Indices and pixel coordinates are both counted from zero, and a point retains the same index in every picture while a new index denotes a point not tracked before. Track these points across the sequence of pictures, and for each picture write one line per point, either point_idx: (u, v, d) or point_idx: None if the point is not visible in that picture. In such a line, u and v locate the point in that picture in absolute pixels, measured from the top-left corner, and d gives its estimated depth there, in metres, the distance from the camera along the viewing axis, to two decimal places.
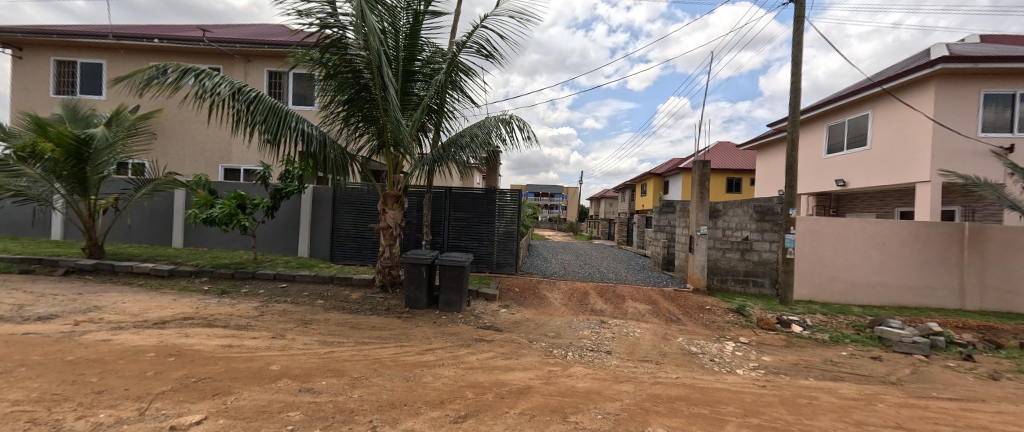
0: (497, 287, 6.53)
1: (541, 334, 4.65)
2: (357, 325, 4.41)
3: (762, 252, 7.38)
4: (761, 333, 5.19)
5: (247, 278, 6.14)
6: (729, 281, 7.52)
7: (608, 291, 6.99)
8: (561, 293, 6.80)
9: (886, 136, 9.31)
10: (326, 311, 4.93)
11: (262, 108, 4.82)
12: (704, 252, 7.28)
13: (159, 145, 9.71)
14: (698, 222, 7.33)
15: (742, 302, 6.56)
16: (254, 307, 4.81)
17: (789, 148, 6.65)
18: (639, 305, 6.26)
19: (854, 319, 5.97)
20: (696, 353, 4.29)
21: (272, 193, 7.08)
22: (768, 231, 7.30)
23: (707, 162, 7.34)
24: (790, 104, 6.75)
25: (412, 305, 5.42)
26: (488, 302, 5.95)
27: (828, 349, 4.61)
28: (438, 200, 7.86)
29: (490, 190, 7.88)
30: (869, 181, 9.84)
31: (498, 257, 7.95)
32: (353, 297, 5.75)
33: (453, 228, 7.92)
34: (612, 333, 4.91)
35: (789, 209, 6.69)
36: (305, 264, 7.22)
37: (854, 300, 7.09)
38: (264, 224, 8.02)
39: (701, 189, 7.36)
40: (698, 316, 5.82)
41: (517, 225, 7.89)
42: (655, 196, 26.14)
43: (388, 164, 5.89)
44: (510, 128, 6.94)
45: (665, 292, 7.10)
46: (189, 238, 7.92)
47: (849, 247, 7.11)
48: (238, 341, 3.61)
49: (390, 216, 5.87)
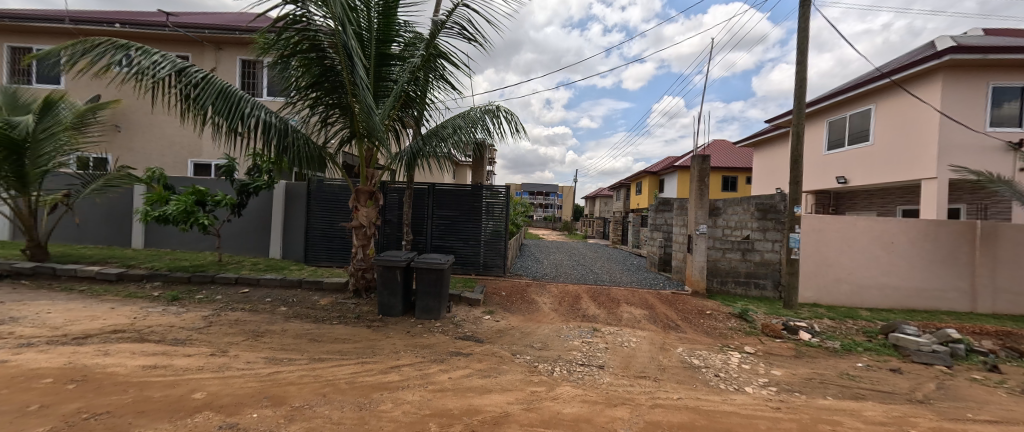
0: (482, 291, 6.04)
1: (527, 346, 4.17)
2: (317, 337, 3.90)
3: (765, 252, 6.98)
4: (767, 341, 4.77)
5: (206, 283, 5.59)
6: (729, 284, 7.10)
7: (601, 294, 6.53)
8: (551, 297, 6.32)
9: (890, 131, 8.95)
10: (287, 321, 4.39)
11: (211, 92, 4.22)
12: (703, 252, 6.85)
13: (122, 138, 9.06)
14: (698, 221, 6.89)
15: (745, 306, 6.14)
16: (204, 317, 4.26)
17: (795, 141, 6.24)
18: (635, 310, 5.80)
19: (864, 325, 5.57)
20: (699, 367, 3.82)
21: (238, 189, 6.52)
22: (771, 230, 6.90)
23: (706, 157, 6.92)
24: (795, 94, 6.34)
25: (385, 312, 4.91)
26: (471, 308, 5.46)
27: (842, 361, 4.19)
28: (421, 197, 7.33)
29: (476, 187, 7.39)
30: (872, 178, 9.52)
31: (485, 258, 7.46)
32: (321, 303, 5.21)
33: (437, 227, 7.40)
34: (605, 343, 4.44)
35: (795, 206, 6.27)
36: (275, 266, 6.66)
37: (860, 303, 6.72)
38: (232, 223, 7.44)
39: (700, 185, 6.91)
40: (698, 322, 5.38)
41: (506, 223, 7.40)
42: (650, 195, 25.81)
43: (361, 157, 5.39)
44: (496, 120, 6.47)
45: (662, 295, 6.66)
46: (151, 237, 7.34)
47: (855, 247, 6.73)
48: (168, 359, 3.07)
49: (364, 213, 5.36)
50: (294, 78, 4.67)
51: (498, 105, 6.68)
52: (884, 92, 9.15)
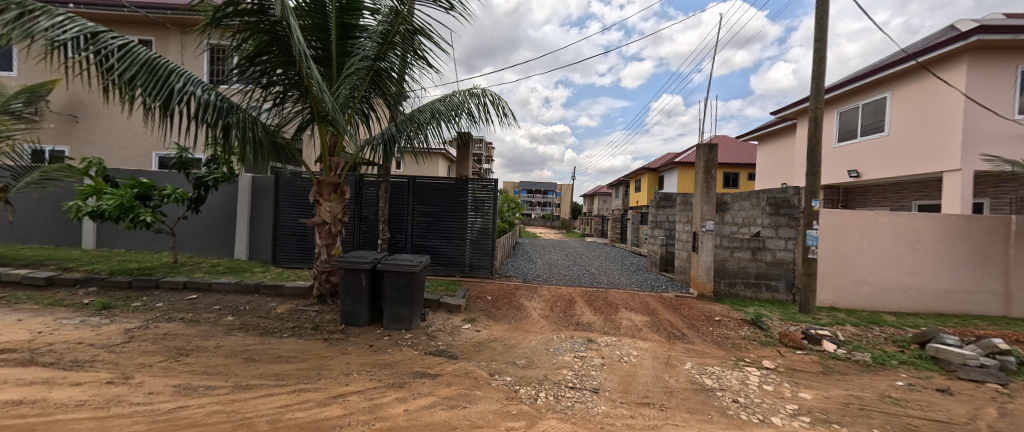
0: (464, 296, 5.40)
1: (509, 363, 3.53)
2: (255, 356, 3.23)
3: (776, 251, 6.38)
4: (787, 353, 4.15)
5: (149, 288, 4.93)
6: (738, 285, 6.49)
7: (597, 298, 5.90)
8: (542, 302, 5.70)
9: (911, 120, 8.30)
10: (226, 334, 3.72)
11: (132, 62, 3.46)
12: (710, 251, 6.23)
13: (80, 129, 8.36)
14: (704, 216, 6.25)
15: (757, 312, 5.50)
16: (126, 330, 3.59)
17: (811, 128, 5.64)
18: (636, 317, 5.17)
19: (893, 333, 4.95)
20: (712, 389, 3.19)
21: (194, 183, 5.85)
22: (784, 227, 6.31)
23: (713, 146, 6.30)
24: (811, 76, 5.73)
25: (349, 321, 4.26)
26: (450, 315, 4.84)
27: (878, 379, 3.58)
28: (400, 192, 6.69)
29: (461, 180, 6.76)
30: (887, 172, 8.94)
31: (472, 259, 6.82)
32: (277, 311, 4.55)
33: (418, 225, 6.76)
34: (601, 358, 3.81)
35: (812, 200, 5.64)
36: (236, 268, 6.00)
37: (882, 307, 6.12)
38: (191, 220, 6.77)
39: (707, 177, 6.27)
40: (707, 330, 4.76)
41: (494, 221, 6.77)
42: (649, 191, 25.22)
43: (322, 144, 4.71)
44: (480, 104, 5.85)
45: (665, 299, 6.04)
46: (104, 237, 6.70)
47: (876, 246, 6.13)
48: (46, 391, 2.42)
49: (328, 209, 4.70)
50: (234, 49, 3.87)
51: (484, 88, 6.04)
52: (906, 78, 8.47)
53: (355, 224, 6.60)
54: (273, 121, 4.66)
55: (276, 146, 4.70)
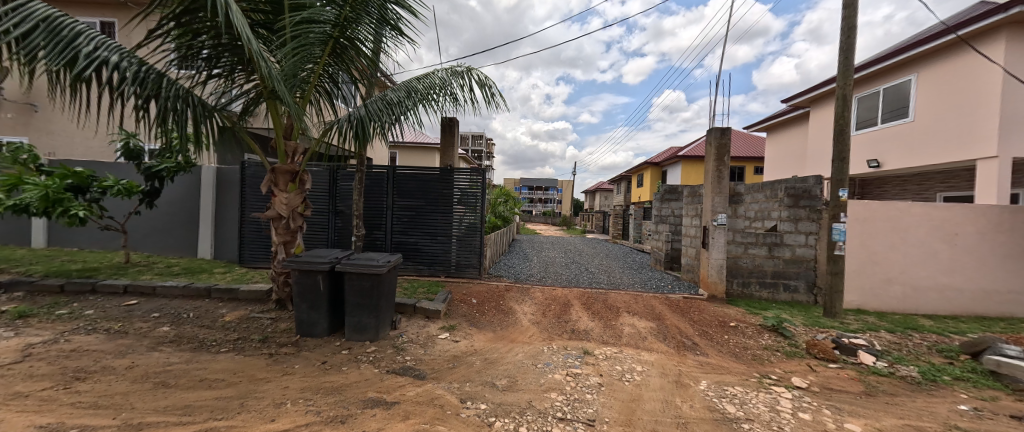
0: (445, 300, 4.79)
1: (487, 384, 2.91)
2: (170, 380, 2.61)
3: (796, 248, 5.74)
4: (819, 368, 3.52)
5: (83, 293, 4.34)
6: (753, 285, 5.86)
7: (596, 301, 5.27)
8: (533, 305, 5.09)
9: (945, 103, 7.57)
10: (149, 350, 3.10)
11: (23, 18, 2.82)
12: (722, 248, 5.57)
13: (40, 120, 7.74)
14: (715, 209, 5.57)
15: (778, 316, 4.86)
16: (25, 347, 2.97)
17: (838, 109, 4.98)
18: (639, 323, 4.54)
19: (936, 341, 4.31)
20: (737, 418, 2.55)
21: (144, 172, 5.24)
22: (804, 220, 5.68)
23: (726, 130, 5.61)
24: (838, 50, 5.05)
25: (305, 332, 3.64)
26: (427, 322, 4.23)
27: (937, 403, 2.94)
28: (378, 184, 6.08)
29: (446, 170, 6.13)
30: (913, 160, 8.27)
31: (458, 258, 6.20)
32: (224, 319, 3.95)
33: (398, 220, 6.14)
34: (599, 376, 3.17)
35: (840, 189, 4.96)
36: (193, 269, 5.40)
37: (915, 309, 5.49)
38: (149, 216, 6.17)
39: (718, 165, 5.59)
40: (721, 339, 4.13)
41: (483, 215, 6.15)
42: (652, 186, 24.47)
43: (275, 125, 4.06)
44: (463, 84, 5.24)
45: (671, 301, 5.40)
46: (55, 235, 6.11)
47: (909, 241, 5.48)
48: None
49: (284, 201, 4.05)
50: (147, 6, 2.99)
51: (469, 66, 5.40)
52: (939, 57, 7.71)
53: (330, 219, 5.99)
54: (219, 98, 4.00)
55: (222, 127, 4.04)
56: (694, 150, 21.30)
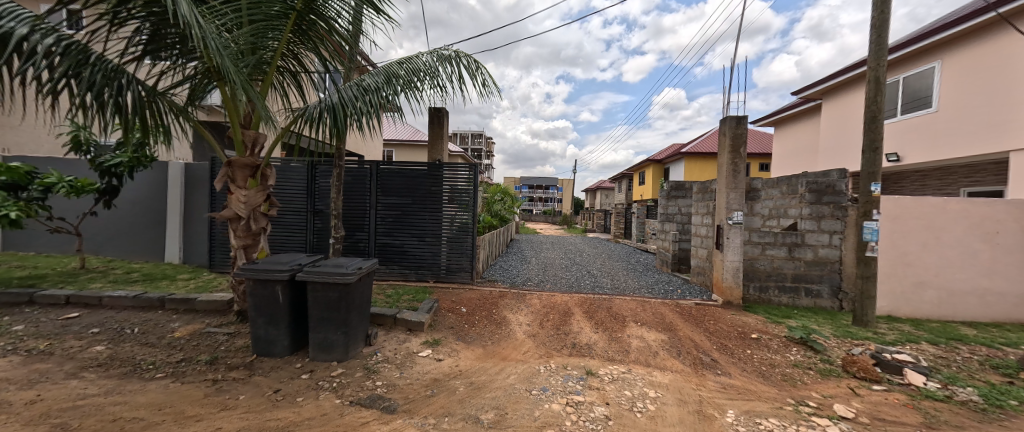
0: (431, 309, 4.30)
1: (469, 420, 2.39)
2: (72, 422, 2.09)
3: (818, 248, 5.22)
4: (862, 392, 3.00)
5: (19, 305, 3.85)
6: (771, 290, 5.34)
7: (599, 308, 4.78)
8: (530, 314, 4.57)
9: (976, 92, 7.05)
10: (65, 378, 2.59)
11: None
12: (738, 250, 5.05)
13: None
14: (731, 206, 5.05)
15: (804, 326, 4.34)
16: None
17: (869, 93, 4.47)
18: (648, 335, 4.01)
19: (989, 354, 3.77)
20: None
21: (96, 167, 4.72)
22: (828, 218, 5.18)
23: (742, 119, 5.06)
24: (871, 26, 4.50)
25: (262, 351, 3.13)
26: (408, 337, 3.73)
27: None
28: (361, 181, 5.59)
29: (434, 165, 5.62)
30: (936, 153, 7.79)
31: (448, 261, 5.70)
32: (173, 335, 3.44)
33: (383, 220, 5.63)
34: (605, 405, 2.64)
35: (872, 183, 4.44)
36: (154, 276, 4.90)
37: (952, 316, 4.96)
38: (111, 217, 5.66)
39: (734, 158, 5.06)
40: (743, 354, 3.62)
41: (476, 215, 5.64)
42: (654, 184, 23.91)
43: (230, 112, 3.50)
44: (450, 69, 4.71)
45: (683, 308, 4.89)
46: (8, 239, 5.60)
47: (945, 240, 4.95)
48: None
49: (242, 199, 3.54)
50: None
51: (457, 49, 4.86)
52: (971, 41, 7.15)
53: (308, 220, 5.51)
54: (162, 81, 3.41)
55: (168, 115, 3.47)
56: (698, 146, 20.77)
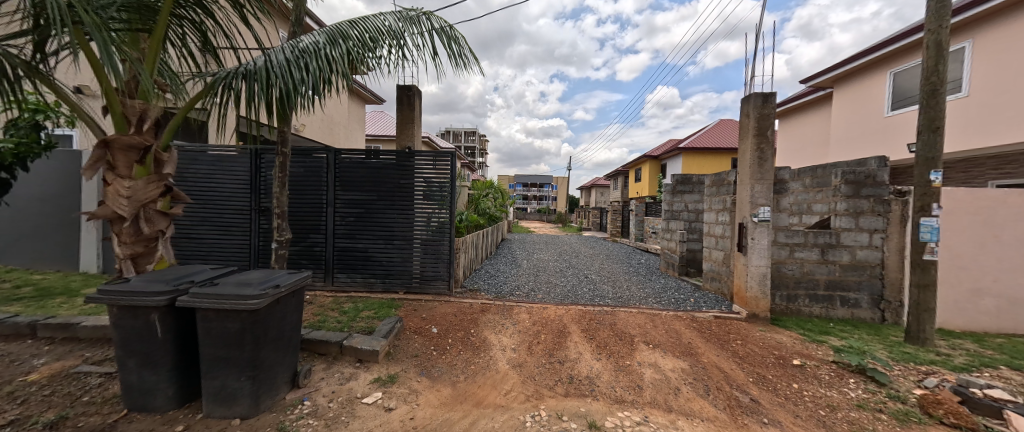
0: (392, 330, 3.43)
1: None
2: None
3: (857, 250, 4.44)
4: None
5: None
6: (801, 300, 4.55)
7: (600, 325, 3.95)
8: (516, 335, 3.71)
9: (1016, 74, 6.35)
10: None
11: None
12: (765, 252, 4.23)
13: None
14: (756, 200, 4.24)
15: (852, 346, 3.54)
16: None
17: (928, 61, 3.68)
18: (665, 363, 3.18)
19: None
20: None
21: None
22: (868, 214, 4.41)
23: (770, 96, 4.25)
24: None
25: (136, 405, 2.23)
26: (355, 373, 2.85)
27: None
28: (317, 173, 4.69)
29: (403, 154, 4.72)
30: (967, 142, 7.11)
31: (421, 268, 4.82)
32: (23, 380, 2.51)
33: (343, 219, 4.73)
34: None
35: (932, 171, 3.64)
36: (50, 292, 3.95)
37: (1016, 329, 4.19)
38: (11, 218, 4.69)
39: (760, 143, 4.24)
40: (790, 390, 2.80)
41: (454, 213, 4.76)
42: (652, 181, 23.21)
43: (100, 72, 2.55)
44: (417, 34, 3.79)
45: (701, 324, 4.08)
46: None
47: (1008, 240, 4.18)
48: None
49: (122, 191, 2.60)
50: None
51: (427, 11, 3.95)
52: (1014, 16, 6.36)
53: (252, 220, 4.67)
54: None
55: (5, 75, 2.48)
56: (696, 142, 20.09)
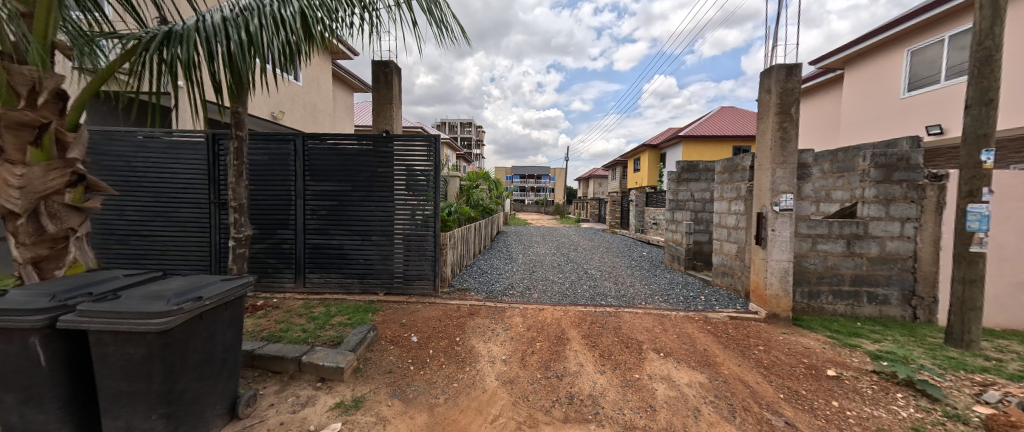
0: (362, 341, 2.96)
1: None
2: None
3: (886, 241, 4.00)
4: None
5: None
6: (824, 297, 4.12)
7: (603, 329, 3.51)
8: (508, 343, 3.26)
9: None
10: None
11: None
12: (786, 245, 3.78)
13: None
14: (777, 187, 3.78)
15: (889, 351, 3.11)
16: None
17: (981, 23, 3.18)
18: (680, 376, 2.74)
19: None
20: None
21: None
22: (899, 201, 3.95)
23: (795, 67, 3.74)
24: None
25: None
26: (312, 398, 2.38)
27: None
28: (284, 161, 4.17)
29: (381, 139, 4.19)
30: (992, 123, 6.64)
31: (404, 267, 4.34)
32: None
33: (315, 213, 4.22)
34: None
35: (983, 151, 3.17)
36: None
37: None
38: None
39: (782, 121, 3.75)
40: (831, 409, 2.36)
41: (440, 205, 4.27)
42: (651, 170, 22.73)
43: None
44: None
45: (715, 326, 3.65)
46: None
47: None
48: None
49: (13, 180, 2.06)
50: None
51: None
52: None
53: (212, 214, 4.19)
54: None
55: None
56: (696, 129, 19.57)
